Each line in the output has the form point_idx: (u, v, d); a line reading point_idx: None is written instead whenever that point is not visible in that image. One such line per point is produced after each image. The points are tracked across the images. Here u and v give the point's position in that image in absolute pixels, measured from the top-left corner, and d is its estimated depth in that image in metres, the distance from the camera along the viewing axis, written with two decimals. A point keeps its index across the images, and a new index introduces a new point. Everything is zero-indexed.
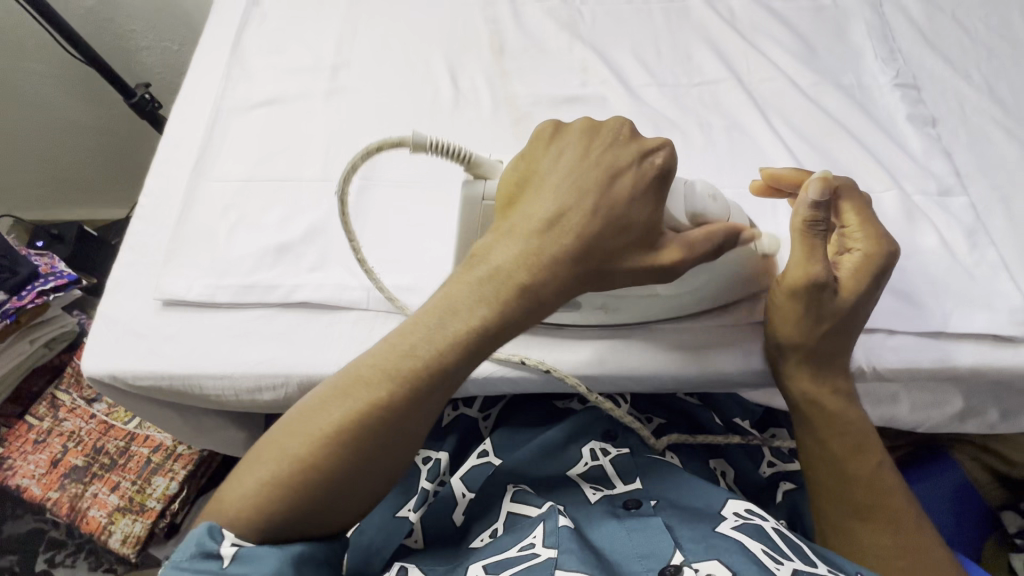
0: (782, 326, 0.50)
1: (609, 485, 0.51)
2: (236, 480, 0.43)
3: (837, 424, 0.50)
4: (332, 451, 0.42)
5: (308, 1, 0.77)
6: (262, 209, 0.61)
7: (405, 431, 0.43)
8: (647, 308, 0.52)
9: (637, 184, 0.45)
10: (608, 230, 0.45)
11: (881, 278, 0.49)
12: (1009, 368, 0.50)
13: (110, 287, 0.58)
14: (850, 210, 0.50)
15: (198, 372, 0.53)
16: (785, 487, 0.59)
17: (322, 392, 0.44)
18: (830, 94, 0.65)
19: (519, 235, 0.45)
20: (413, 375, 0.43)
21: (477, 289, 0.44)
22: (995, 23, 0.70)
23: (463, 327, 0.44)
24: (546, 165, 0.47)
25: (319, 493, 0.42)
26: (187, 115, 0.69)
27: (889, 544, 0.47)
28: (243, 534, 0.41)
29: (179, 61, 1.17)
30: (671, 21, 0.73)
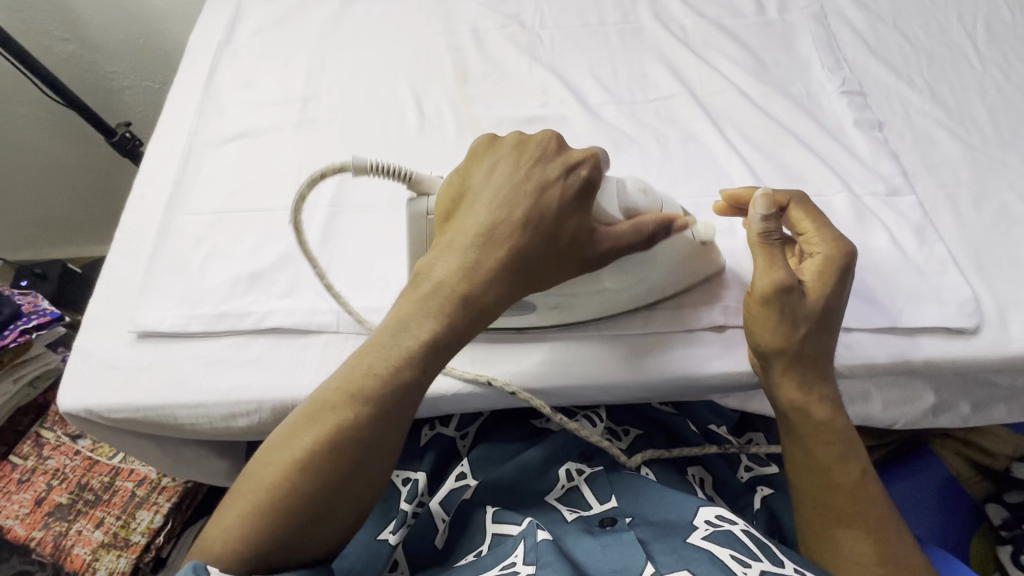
0: (762, 334, 0.49)
1: (585, 505, 0.51)
2: (217, 516, 0.43)
3: (823, 432, 0.49)
4: (301, 475, 0.43)
5: (278, 38, 0.81)
6: (234, 239, 0.63)
7: (372, 448, 0.44)
8: (599, 303, 0.53)
9: (566, 194, 0.47)
10: (544, 239, 0.47)
11: (847, 278, 0.50)
12: (965, 359, 0.51)
13: (87, 322, 0.59)
14: (803, 218, 0.53)
15: (173, 403, 0.54)
16: (762, 493, 0.60)
17: (292, 421, 0.45)
18: (780, 104, 0.68)
19: (460, 251, 0.47)
20: (376, 394, 0.44)
21: (427, 306, 0.46)
22: (933, 29, 0.73)
23: (414, 342, 0.46)
24: (477, 184, 0.48)
25: (291, 523, 0.42)
26: (161, 151, 0.71)
27: (870, 551, 0.46)
28: (229, 570, 0.41)
29: (161, 99, 1.20)
30: (626, 41, 0.76)
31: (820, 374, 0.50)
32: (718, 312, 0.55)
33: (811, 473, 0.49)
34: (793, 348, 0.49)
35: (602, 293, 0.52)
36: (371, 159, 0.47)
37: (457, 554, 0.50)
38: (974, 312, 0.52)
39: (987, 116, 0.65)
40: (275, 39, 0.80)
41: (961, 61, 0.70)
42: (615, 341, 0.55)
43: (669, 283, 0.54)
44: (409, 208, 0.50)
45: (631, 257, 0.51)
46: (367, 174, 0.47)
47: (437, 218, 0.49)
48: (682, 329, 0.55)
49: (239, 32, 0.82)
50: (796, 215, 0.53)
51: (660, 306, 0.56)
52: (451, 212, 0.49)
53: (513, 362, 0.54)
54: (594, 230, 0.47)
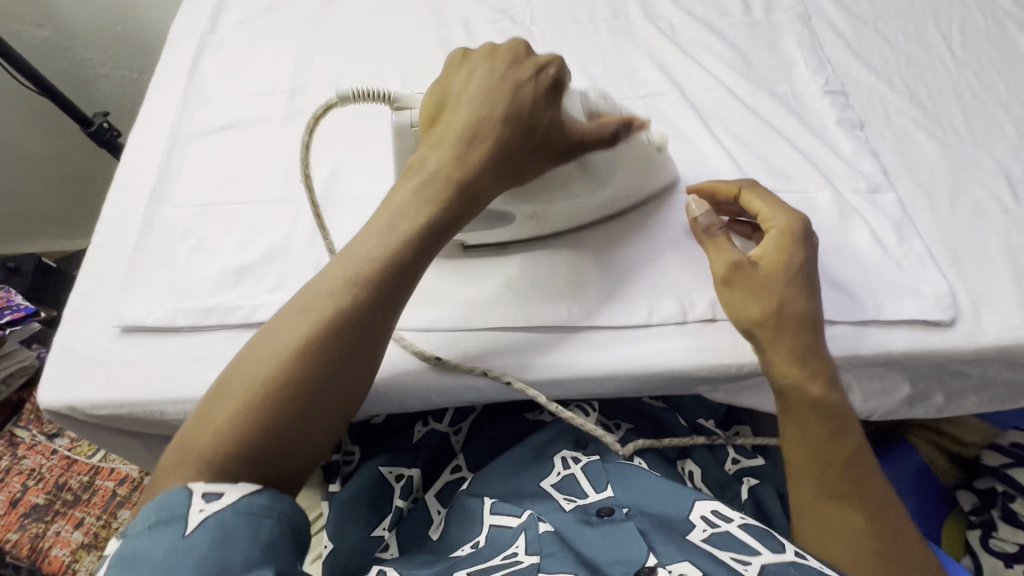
0: (747, 306, 0.52)
1: (581, 493, 0.52)
2: (205, 413, 0.43)
3: (817, 409, 0.50)
4: (300, 359, 0.44)
5: (264, 28, 0.79)
6: (221, 232, 0.62)
7: (369, 327, 0.46)
8: (571, 212, 0.58)
9: (538, 90, 0.52)
10: (524, 131, 0.51)
11: (809, 242, 0.53)
12: (941, 350, 0.54)
13: (67, 317, 0.57)
14: (756, 202, 0.56)
15: (160, 399, 0.53)
16: (749, 483, 0.62)
17: (285, 313, 0.46)
18: (766, 102, 0.69)
19: (448, 143, 0.51)
20: (372, 275, 0.47)
21: (421, 191, 0.50)
22: (911, 32, 0.75)
23: (411, 225, 0.49)
24: (458, 87, 0.53)
25: (291, 408, 0.43)
26: (143, 142, 0.69)
27: (858, 523, 0.48)
28: (223, 457, 0.41)
29: (138, 88, 1.17)
30: (615, 38, 0.76)
31: (811, 343, 0.51)
32: (706, 305, 0.56)
33: (805, 450, 0.50)
34: (779, 317, 0.51)
35: (572, 203, 0.57)
36: (352, 89, 0.54)
37: (452, 543, 0.50)
38: (950, 306, 0.54)
39: (962, 118, 0.67)
40: (261, 29, 0.79)
41: (938, 65, 0.72)
42: (604, 333, 0.56)
43: (631, 191, 0.60)
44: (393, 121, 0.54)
45: (597, 158, 0.55)
46: (350, 103, 0.54)
47: (423, 126, 0.53)
48: (672, 321, 0.56)
49: (223, 21, 0.80)
50: (751, 201, 0.56)
51: (652, 290, 0.57)
52: (435, 114, 0.52)
53: (499, 350, 0.55)
54: (566, 122, 0.53)
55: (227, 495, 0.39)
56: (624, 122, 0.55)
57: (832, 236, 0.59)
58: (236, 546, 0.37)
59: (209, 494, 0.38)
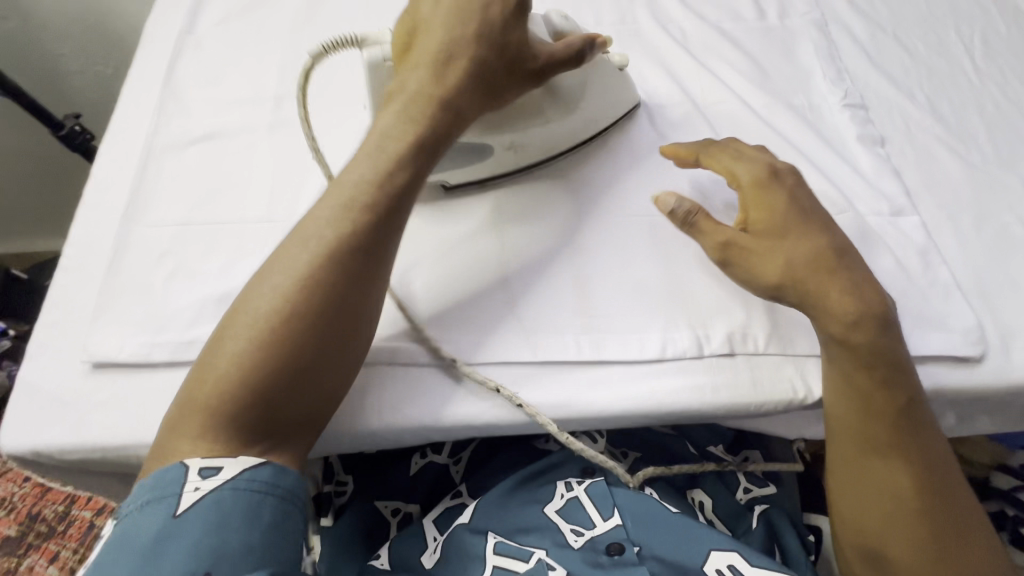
0: (764, 268, 0.50)
1: (588, 522, 0.50)
2: (211, 360, 0.44)
3: (867, 359, 0.48)
4: (298, 299, 0.44)
5: (246, 27, 0.74)
6: (202, 255, 0.57)
7: (364, 258, 0.47)
8: (548, 137, 0.59)
9: (506, 10, 0.51)
10: (499, 54, 0.51)
11: (780, 179, 0.52)
12: (968, 388, 0.51)
13: (32, 351, 0.53)
14: (716, 162, 0.55)
15: (135, 443, 0.49)
16: (760, 510, 0.59)
17: (277, 256, 0.47)
18: (782, 115, 0.65)
19: (424, 65, 0.50)
20: (362, 208, 0.47)
21: (402, 116, 0.49)
22: (932, 41, 0.72)
23: (398, 145, 0.49)
24: (427, 11, 0.52)
25: (292, 346, 0.43)
26: (115, 153, 0.64)
27: (903, 472, 0.48)
28: (233, 399, 0.42)
29: (113, 85, 1.10)
30: (623, 43, 0.72)
31: (859, 295, 0.49)
32: (723, 339, 0.53)
33: (850, 402, 0.49)
34: (793, 273, 0.49)
35: (547, 127, 0.59)
36: (320, 44, 0.53)
37: None
38: (978, 341, 0.52)
39: (986, 135, 0.64)
40: (243, 29, 0.73)
41: (960, 77, 0.69)
42: (614, 368, 0.52)
43: (598, 122, 0.62)
44: (365, 60, 0.53)
45: (563, 80, 0.58)
46: (322, 60, 0.53)
47: (395, 61, 0.53)
48: (687, 356, 0.52)
49: (202, 19, 0.74)
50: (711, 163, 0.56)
51: (663, 314, 0.54)
52: (407, 42, 0.52)
53: (499, 387, 0.51)
54: (532, 46, 0.52)
55: (225, 470, 0.41)
56: (588, 39, 0.55)
57: None
58: (232, 524, 0.39)
59: (205, 471, 0.40)
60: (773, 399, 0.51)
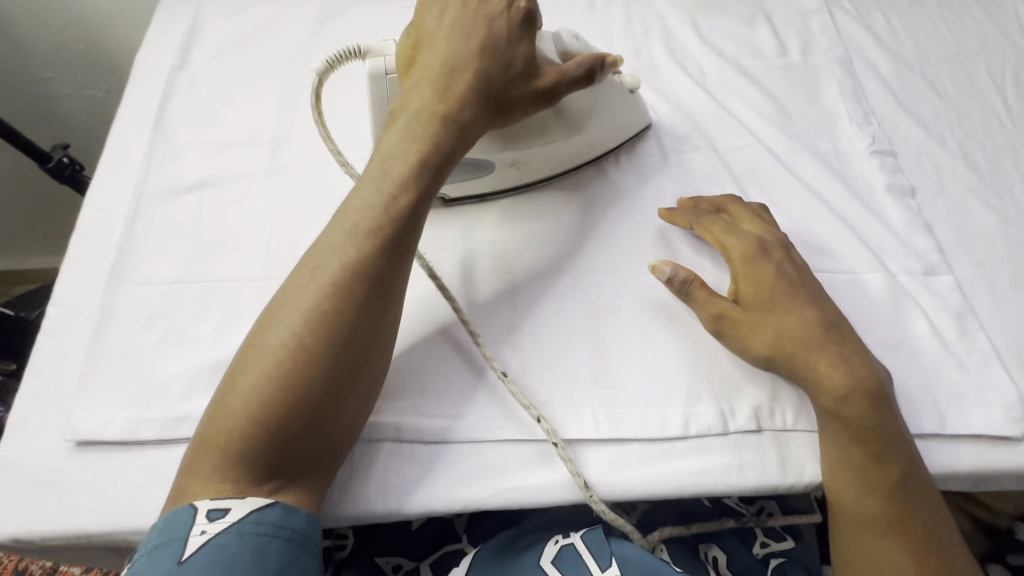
0: (756, 338, 0.50)
1: (584, 573, 0.48)
2: (222, 398, 0.42)
3: (860, 433, 0.46)
4: (311, 325, 0.43)
5: (242, 62, 0.70)
6: (195, 317, 0.54)
7: (381, 280, 0.45)
8: (551, 158, 0.59)
9: (510, 23, 0.52)
10: (507, 67, 0.51)
11: (769, 254, 0.53)
12: (1011, 469, 0.48)
13: (12, 426, 0.49)
14: (708, 232, 0.56)
15: (122, 532, 0.45)
16: (774, 564, 0.61)
17: (289, 284, 0.45)
18: (806, 162, 0.62)
19: (433, 87, 0.50)
20: (376, 231, 0.46)
21: (415, 141, 0.49)
22: (963, 80, 0.68)
23: (404, 165, 0.48)
24: (431, 30, 0.52)
25: (307, 375, 0.42)
26: (103, 202, 0.60)
27: (908, 559, 0.45)
28: (247, 433, 0.40)
29: (105, 109, 1.06)
30: (639, 81, 0.69)
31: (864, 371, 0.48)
32: (749, 415, 0.50)
33: (843, 479, 0.47)
34: (785, 343, 0.49)
35: (550, 147, 0.58)
36: (326, 57, 0.54)
37: None
38: (1021, 418, 0.49)
39: (1021, 184, 0.61)
40: (239, 65, 0.70)
41: (992, 120, 0.65)
42: (635, 447, 0.49)
43: (604, 140, 0.61)
44: (367, 70, 0.53)
45: (569, 102, 0.56)
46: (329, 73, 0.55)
47: (398, 73, 0.53)
48: (711, 433, 0.49)
49: (195, 53, 0.71)
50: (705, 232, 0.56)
51: (684, 385, 0.51)
52: (413, 64, 0.52)
53: (511, 470, 0.48)
54: (540, 61, 0.52)
55: (233, 511, 0.38)
56: (598, 58, 0.53)
57: (886, 329, 0.53)
58: (236, 572, 0.36)
59: (212, 513, 0.38)
60: (803, 481, 0.48)
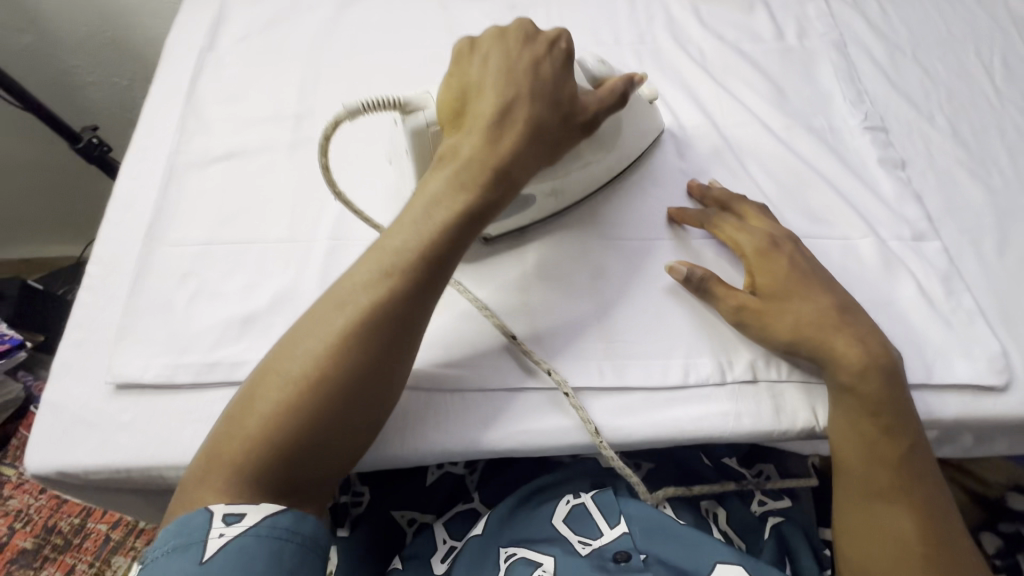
0: (775, 324, 0.52)
1: (595, 532, 0.51)
2: (239, 421, 0.42)
3: (873, 406, 0.49)
4: (335, 359, 0.43)
5: (266, 45, 0.74)
6: (225, 275, 0.57)
7: (408, 319, 0.45)
8: (581, 181, 0.59)
9: (555, 68, 0.52)
10: (551, 111, 0.51)
11: (780, 247, 0.55)
12: (993, 417, 0.51)
13: (56, 371, 0.53)
14: (719, 230, 0.58)
15: (159, 465, 0.49)
16: (773, 521, 0.62)
17: (316, 311, 0.45)
18: (802, 138, 0.65)
19: (477, 126, 0.50)
20: (404, 269, 0.46)
21: (451, 178, 0.48)
22: (952, 63, 0.72)
23: (447, 213, 0.47)
24: (477, 71, 0.52)
25: (330, 408, 0.42)
26: (138, 171, 0.64)
27: (910, 525, 0.47)
28: (265, 462, 0.40)
29: (129, 97, 1.11)
30: (643, 63, 0.72)
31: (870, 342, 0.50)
32: (746, 367, 0.53)
33: (854, 448, 0.49)
34: (804, 328, 0.51)
35: (585, 168, 0.58)
36: (360, 100, 0.50)
37: None
38: (1003, 369, 0.52)
39: (1007, 158, 0.64)
40: (264, 46, 0.74)
41: (980, 99, 0.69)
42: (637, 395, 0.52)
43: (629, 157, 0.62)
44: (408, 128, 0.52)
45: (603, 124, 0.57)
46: (360, 116, 0.50)
47: (441, 125, 0.52)
48: (710, 382, 0.52)
49: (222, 36, 0.75)
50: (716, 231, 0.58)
51: (684, 339, 0.54)
52: (457, 101, 0.52)
53: (525, 417, 0.51)
54: (580, 98, 0.53)
55: (248, 516, 0.38)
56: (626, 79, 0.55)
57: (877, 289, 0.56)
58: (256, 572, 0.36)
59: (228, 517, 0.38)
60: (796, 427, 0.51)
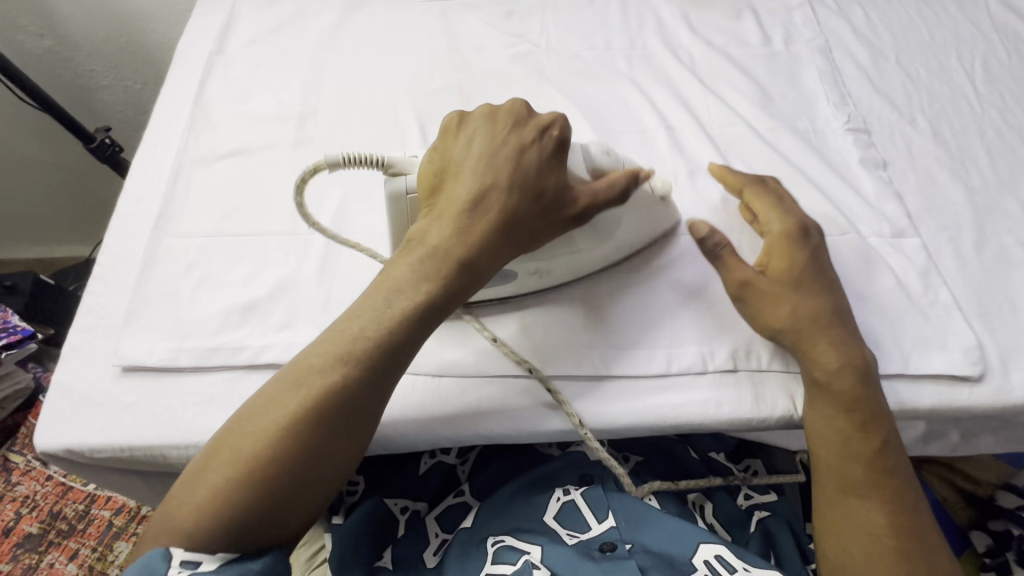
0: (769, 313, 0.52)
1: (584, 526, 0.52)
2: (187, 493, 0.42)
3: (846, 401, 0.50)
4: (284, 445, 0.42)
5: (272, 48, 0.77)
6: (227, 265, 0.60)
7: (361, 409, 0.45)
8: (574, 265, 0.56)
9: (541, 155, 0.51)
10: (528, 199, 0.50)
11: (809, 238, 0.54)
12: (968, 406, 0.52)
13: (66, 354, 0.56)
14: (758, 206, 0.58)
15: (161, 443, 0.51)
16: (758, 516, 0.61)
17: (271, 389, 0.45)
18: (786, 139, 0.68)
19: (448, 215, 0.49)
20: (360, 357, 0.45)
21: (416, 266, 0.48)
22: (934, 67, 0.74)
23: (407, 302, 0.47)
24: (459, 154, 0.51)
25: (272, 492, 0.41)
26: (147, 167, 0.67)
27: (883, 520, 0.47)
28: (204, 535, 0.40)
29: (141, 100, 1.15)
30: (634, 67, 0.75)
31: (850, 337, 0.51)
32: (727, 356, 0.55)
33: (831, 444, 0.50)
34: (792, 325, 0.51)
35: (575, 256, 0.55)
36: (342, 154, 0.50)
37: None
38: (978, 360, 0.53)
39: (987, 158, 0.66)
40: (270, 50, 0.77)
41: (961, 102, 0.71)
42: (619, 382, 0.54)
43: (630, 245, 0.58)
44: (388, 189, 0.52)
45: (604, 215, 0.54)
46: (341, 168, 0.51)
47: (420, 195, 0.51)
48: (692, 371, 0.54)
49: (231, 40, 0.78)
50: (754, 207, 0.58)
51: (665, 332, 0.56)
52: (436, 181, 0.50)
53: (510, 403, 0.53)
54: (569, 188, 0.51)
55: (205, 563, 0.39)
56: (633, 174, 0.53)
57: (857, 283, 0.57)
58: None
59: (185, 564, 0.39)
60: (775, 414, 0.53)
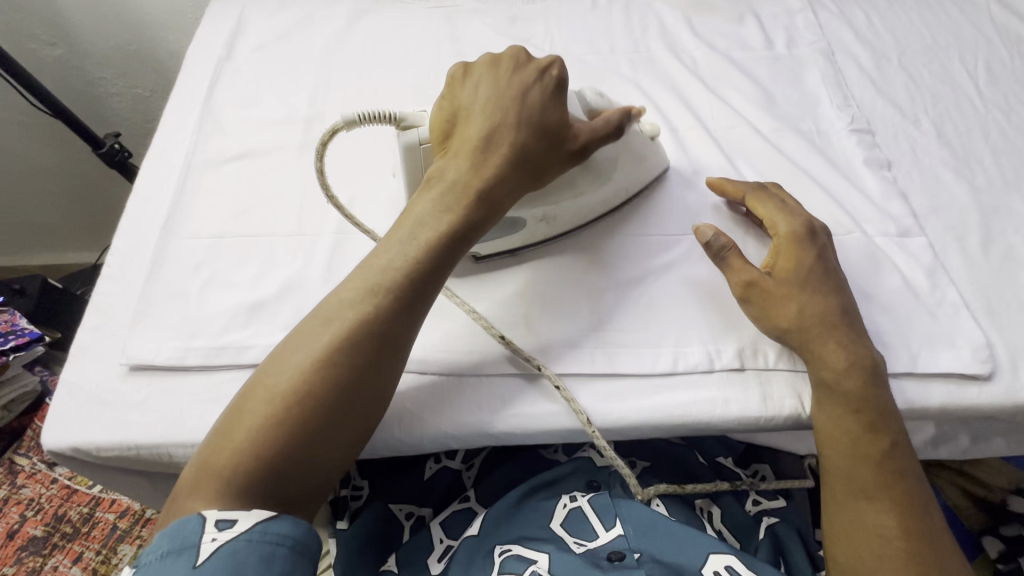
0: (775, 312, 0.52)
1: (591, 534, 0.51)
2: (226, 434, 0.43)
3: (854, 401, 0.49)
4: (318, 375, 0.44)
5: (280, 54, 0.78)
6: (234, 265, 0.60)
7: (392, 335, 0.47)
8: (579, 209, 0.60)
9: (544, 93, 0.53)
10: (538, 135, 0.52)
11: (816, 238, 0.54)
12: (978, 405, 0.52)
13: (74, 353, 0.56)
14: (763, 208, 0.58)
15: (167, 441, 0.51)
16: (767, 522, 0.60)
17: (301, 329, 0.47)
18: (789, 140, 0.68)
19: (463, 154, 0.51)
20: (388, 288, 0.47)
21: (438, 202, 0.50)
22: (937, 69, 0.74)
23: (433, 234, 0.49)
24: (467, 99, 0.53)
25: (312, 421, 0.43)
26: (157, 170, 0.68)
27: (895, 524, 0.46)
28: (250, 469, 0.41)
29: (149, 107, 1.16)
30: (637, 70, 0.75)
31: (856, 337, 0.51)
32: (733, 355, 0.54)
33: (839, 446, 0.49)
34: (799, 322, 0.51)
35: (580, 199, 0.58)
36: (357, 112, 0.52)
37: None
38: (988, 358, 0.53)
39: (992, 158, 0.66)
40: (277, 56, 0.78)
41: (964, 103, 0.71)
42: (627, 381, 0.54)
43: (631, 187, 0.62)
44: (400, 142, 0.54)
45: (601, 154, 0.57)
46: (357, 127, 0.53)
47: (432, 143, 0.53)
48: (698, 369, 0.54)
49: (239, 46, 0.79)
50: (760, 208, 0.58)
51: (670, 330, 0.56)
52: (448, 126, 0.53)
53: (517, 402, 0.53)
54: (572, 123, 0.53)
55: (240, 522, 0.39)
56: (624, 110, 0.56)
57: (863, 282, 0.57)
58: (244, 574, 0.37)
59: (222, 522, 0.39)
60: (783, 413, 0.52)
